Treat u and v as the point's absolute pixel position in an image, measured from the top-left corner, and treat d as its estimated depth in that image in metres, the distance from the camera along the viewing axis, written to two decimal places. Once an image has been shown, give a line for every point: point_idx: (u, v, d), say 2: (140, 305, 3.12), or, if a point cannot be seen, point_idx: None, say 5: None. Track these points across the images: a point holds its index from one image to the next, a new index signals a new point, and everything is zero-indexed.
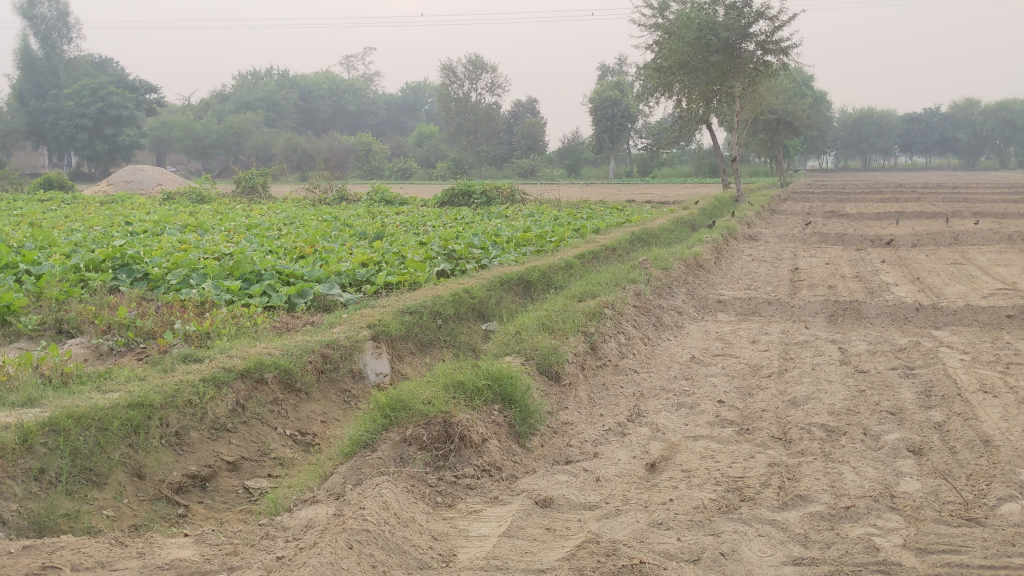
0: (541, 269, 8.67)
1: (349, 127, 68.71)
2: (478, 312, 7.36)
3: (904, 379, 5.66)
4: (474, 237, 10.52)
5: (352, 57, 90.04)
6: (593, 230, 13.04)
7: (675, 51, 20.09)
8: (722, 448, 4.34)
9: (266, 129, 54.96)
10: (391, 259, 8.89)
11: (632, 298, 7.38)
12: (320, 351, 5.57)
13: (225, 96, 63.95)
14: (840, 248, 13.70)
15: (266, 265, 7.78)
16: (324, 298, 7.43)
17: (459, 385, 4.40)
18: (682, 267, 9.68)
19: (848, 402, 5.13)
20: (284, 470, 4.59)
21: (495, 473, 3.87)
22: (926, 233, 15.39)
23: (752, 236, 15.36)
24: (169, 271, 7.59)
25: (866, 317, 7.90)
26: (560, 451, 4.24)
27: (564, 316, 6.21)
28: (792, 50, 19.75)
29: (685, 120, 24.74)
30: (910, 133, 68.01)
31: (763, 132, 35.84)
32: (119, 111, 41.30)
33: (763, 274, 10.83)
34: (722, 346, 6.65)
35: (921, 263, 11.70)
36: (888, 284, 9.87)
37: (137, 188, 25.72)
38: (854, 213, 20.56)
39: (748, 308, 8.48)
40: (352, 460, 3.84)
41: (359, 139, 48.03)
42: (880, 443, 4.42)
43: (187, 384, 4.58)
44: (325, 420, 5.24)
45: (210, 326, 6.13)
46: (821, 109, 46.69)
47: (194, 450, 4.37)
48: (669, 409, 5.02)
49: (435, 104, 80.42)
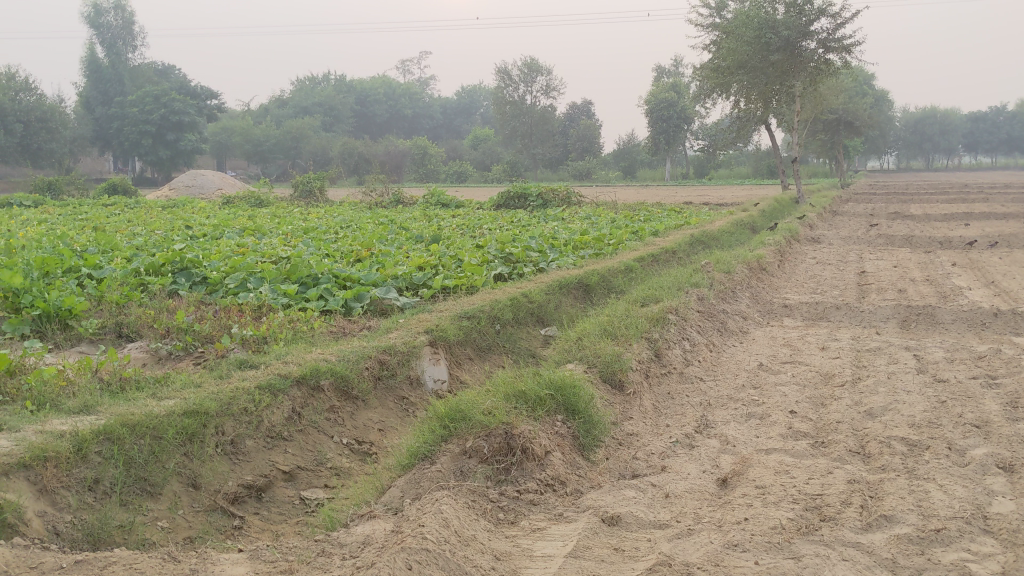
0: (600, 273, 8.48)
1: (405, 131, 69.07)
2: (538, 317, 7.21)
3: (987, 390, 5.36)
4: (531, 239, 10.38)
5: (407, 62, 91.02)
6: (651, 233, 12.82)
7: (734, 51, 19.75)
8: (797, 463, 4.12)
9: (323, 133, 55.51)
10: (448, 262, 8.78)
11: (696, 303, 7.16)
12: (377, 357, 5.46)
13: (283, 101, 64.77)
14: (908, 251, 13.25)
15: (322, 268, 7.72)
16: (380, 302, 7.33)
17: (520, 396, 4.24)
18: (746, 271, 9.43)
19: (929, 414, 4.87)
20: (340, 481, 4.48)
21: (559, 487, 3.70)
22: (998, 234, 14.83)
23: (815, 239, 14.98)
24: (227, 275, 7.57)
25: (941, 323, 7.57)
26: (626, 464, 4.06)
27: (626, 322, 6.01)
28: (855, 48, 19.26)
29: (743, 121, 24.31)
30: (975, 132, 66.17)
31: (823, 133, 35.17)
32: (181, 117, 42.01)
33: (829, 277, 10.51)
34: (790, 353, 6.39)
35: (995, 266, 11.27)
36: (961, 288, 9.49)
37: (198, 192, 26.06)
38: (921, 214, 19.99)
39: (816, 313, 8.19)
40: (410, 473, 3.70)
41: (415, 142, 48.30)
42: (967, 459, 4.17)
43: (243, 391, 4.50)
44: (382, 428, 5.13)
45: (267, 331, 6.08)
46: (883, 109, 45.67)
47: (250, 459, 4.27)
48: (737, 419, 4.81)
49: (490, 107, 80.52)
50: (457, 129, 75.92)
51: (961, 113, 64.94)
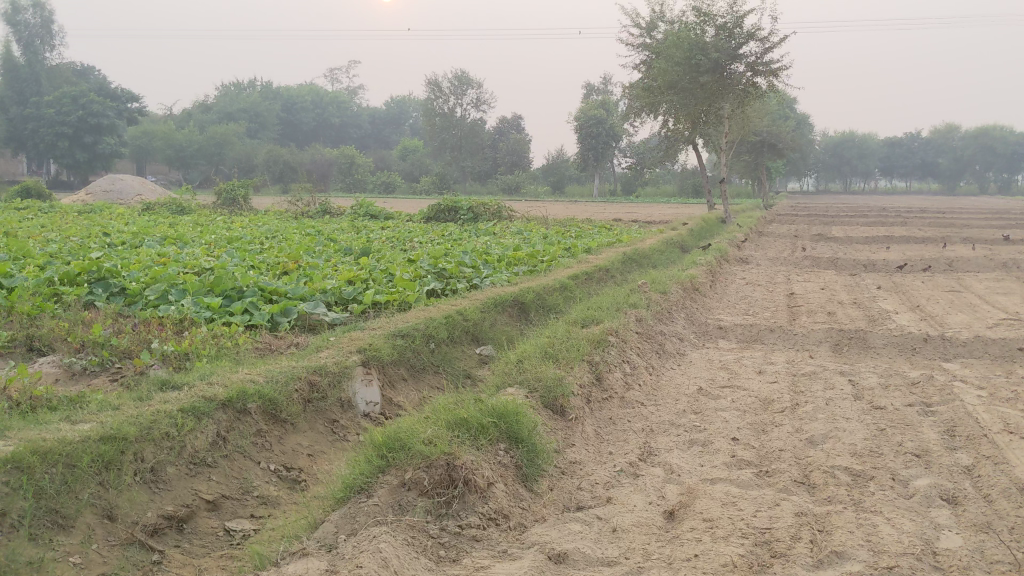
0: (536, 291, 8.35)
1: (332, 140, 68.28)
2: (472, 335, 7.05)
3: (924, 418, 5.36)
4: (464, 254, 10.22)
5: (335, 72, 90.50)
6: (583, 250, 12.77)
7: (665, 71, 19.93)
8: (743, 494, 4.03)
9: (248, 140, 54.54)
10: (379, 277, 8.55)
11: (634, 324, 7.07)
12: (307, 378, 5.23)
13: (207, 106, 63.49)
14: (833, 273, 13.46)
15: (248, 281, 7.43)
16: (308, 317, 7.08)
17: (462, 423, 4.06)
18: (680, 291, 9.42)
19: (870, 442, 4.84)
20: (268, 511, 4.25)
21: (502, 521, 3.54)
22: (919, 258, 15.19)
23: (743, 259, 15.13)
24: (147, 287, 7.24)
25: (873, 347, 7.62)
26: (570, 496, 3.93)
27: (567, 344, 5.89)
28: (781, 72, 19.61)
29: (671, 140, 24.57)
30: (890, 156, 68.30)
31: (747, 154, 35.81)
32: (100, 120, 40.85)
33: (760, 299, 10.57)
34: (728, 376, 6.34)
35: (918, 290, 11.50)
36: (888, 312, 9.63)
37: (116, 198, 25.23)
38: (843, 236, 20.44)
39: (750, 335, 8.18)
40: (345, 506, 3.49)
41: (343, 152, 47.79)
42: (911, 490, 4.14)
43: (163, 414, 4.22)
44: (312, 453, 4.91)
45: (189, 347, 5.79)
46: (804, 132, 46.72)
47: (171, 488, 4.01)
48: (681, 446, 4.71)
49: (419, 118, 80.19)
50: (386, 140, 75.47)
51: (877, 138, 67.04)
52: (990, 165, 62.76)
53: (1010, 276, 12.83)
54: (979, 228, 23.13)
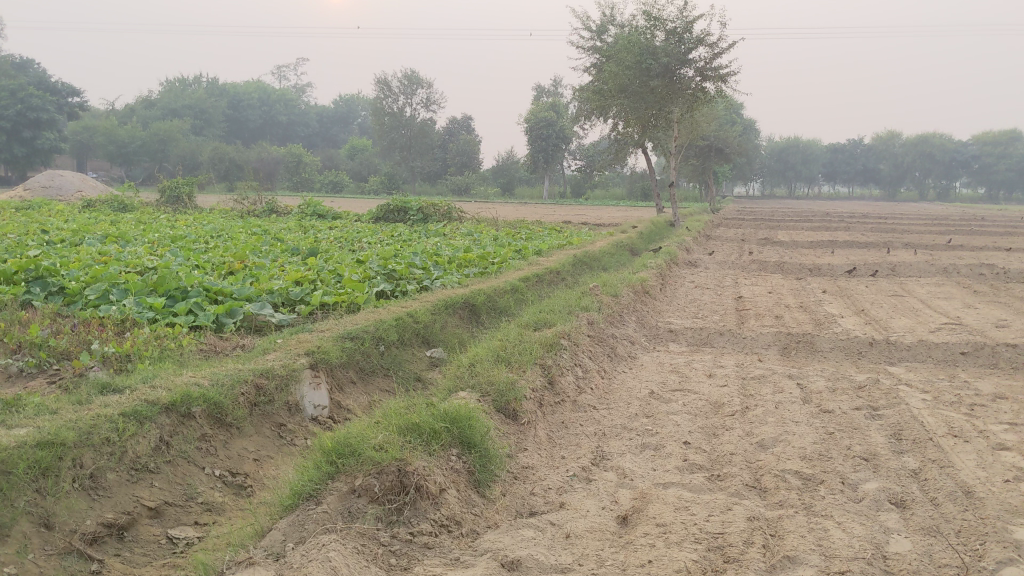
0: (486, 293, 8.30)
1: (279, 138, 67.51)
2: (423, 338, 6.98)
3: (871, 422, 5.42)
4: (414, 256, 10.12)
5: (282, 69, 89.80)
6: (534, 252, 12.76)
7: (616, 75, 20.01)
8: (696, 498, 4.02)
9: (193, 137, 53.67)
10: (327, 277, 8.43)
11: (586, 327, 7.06)
12: (254, 382, 5.13)
13: (151, 102, 62.34)
14: (780, 277, 13.61)
15: (192, 281, 7.26)
16: (255, 318, 6.95)
17: (413, 428, 3.98)
18: (631, 294, 9.44)
19: (819, 445, 4.87)
20: (212, 518, 4.14)
21: (454, 527, 3.49)
22: (863, 263, 15.44)
23: (692, 263, 15.25)
24: (87, 286, 7.04)
25: (820, 351, 7.71)
26: (522, 501, 3.89)
27: (519, 347, 5.85)
28: (730, 77, 19.80)
29: (620, 143, 24.70)
30: (834, 162, 69.45)
31: (695, 158, 36.16)
32: (39, 114, 39.92)
33: (708, 302, 10.65)
34: (679, 380, 6.36)
35: (862, 294, 11.68)
36: (834, 315, 9.76)
37: (55, 194, 24.64)
38: (788, 240, 20.72)
39: (700, 338, 8.22)
40: (293, 514, 3.39)
41: (290, 151, 47.33)
42: (861, 494, 4.17)
43: (104, 419, 4.09)
44: (258, 458, 4.81)
45: (131, 348, 5.65)
46: (751, 137, 47.33)
47: (111, 495, 3.87)
48: (633, 450, 4.70)
49: (368, 117, 79.69)
50: (334, 139, 74.87)
51: (821, 144, 68.22)
52: (929, 171, 64.27)
53: (951, 281, 13.10)
54: (919, 233, 23.61)
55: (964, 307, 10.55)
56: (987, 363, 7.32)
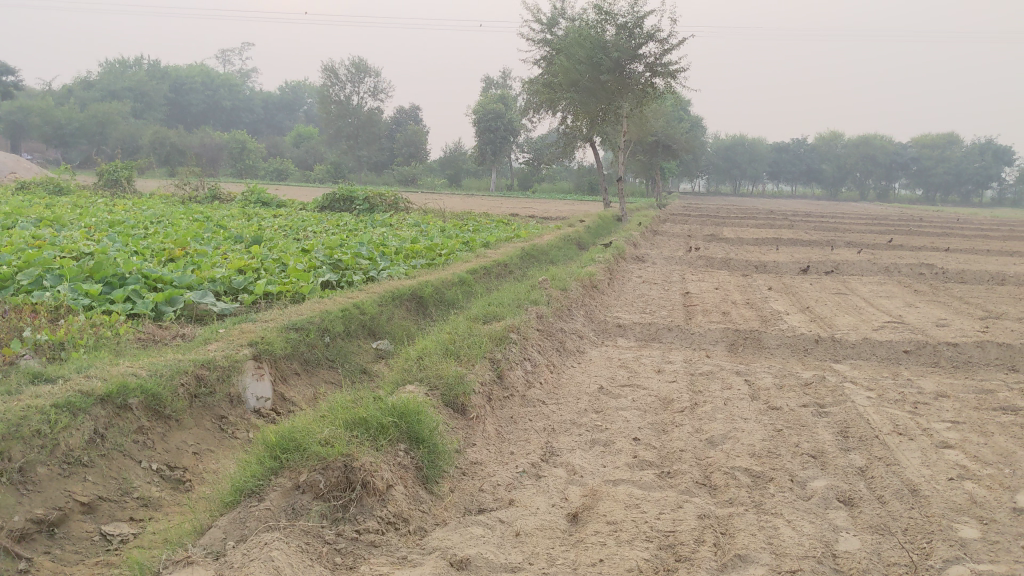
0: (434, 284, 8.19)
1: (223, 123, 66.44)
2: (369, 329, 6.86)
3: (818, 419, 5.44)
4: (360, 246, 9.96)
5: (227, 53, 88.66)
6: (482, 244, 12.67)
7: (566, 68, 19.99)
8: (646, 496, 3.97)
9: (133, 120, 52.57)
10: (271, 266, 8.25)
11: (535, 321, 6.99)
12: (194, 372, 4.97)
13: (90, 83, 60.94)
14: (726, 273, 13.69)
15: (131, 268, 7.04)
16: (195, 307, 6.77)
17: (360, 422, 3.87)
18: (580, 288, 9.40)
19: (767, 443, 4.87)
20: (148, 514, 3.99)
21: (401, 525, 3.39)
22: (807, 261, 15.61)
23: (639, 257, 15.29)
24: (19, 271, 6.80)
25: (767, 348, 7.75)
26: (471, 498, 3.81)
27: (468, 340, 5.77)
28: (679, 74, 19.87)
29: (569, 137, 24.70)
30: (778, 161, 70.29)
31: (643, 154, 36.32)
32: None
33: (656, 297, 10.67)
34: (628, 375, 6.33)
35: (807, 291, 11.80)
36: (780, 312, 9.83)
37: None
38: (734, 237, 20.91)
39: (648, 333, 8.22)
40: (234, 511, 3.26)
41: (234, 137, 46.63)
42: (809, 492, 4.17)
43: (34, 410, 3.91)
44: (198, 452, 4.66)
45: (65, 337, 5.47)
46: (697, 134, 47.78)
47: (41, 490, 3.70)
48: (583, 446, 4.65)
49: (314, 105, 78.85)
50: (280, 126, 74.00)
51: (766, 143, 69.03)
52: (869, 172, 65.38)
53: (893, 280, 13.29)
54: (861, 233, 24.00)
55: (905, 307, 10.70)
56: (929, 361, 7.41)
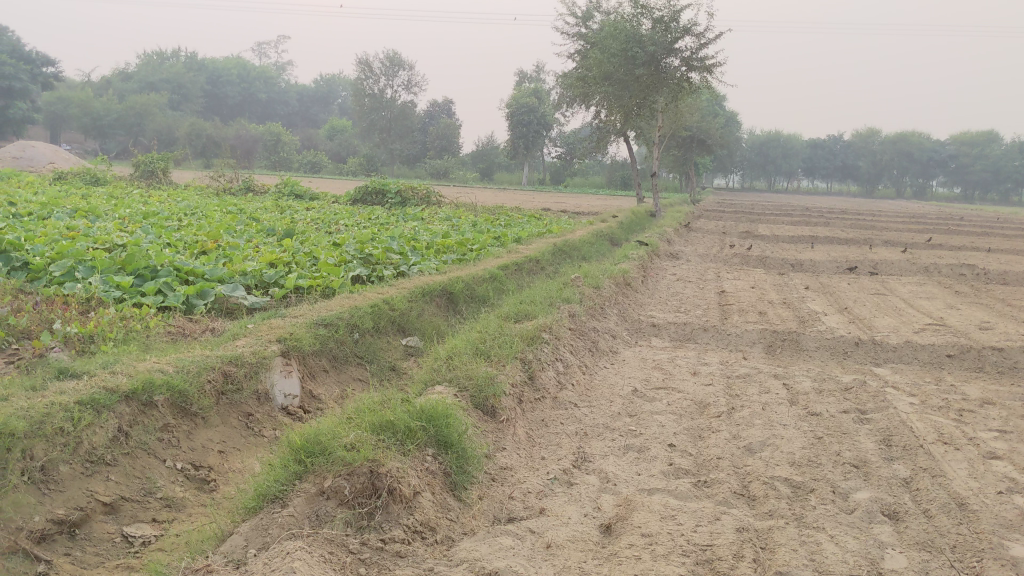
0: (465, 280, 8.08)
1: (258, 116, 66.83)
2: (399, 326, 6.76)
3: (860, 426, 5.25)
4: (391, 240, 9.87)
5: (264, 45, 89.46)
6: (513, 240, 12.53)
7: (601, 62, 19.76)
8: (682, 506, 3.83)
9: (170, 111, 52.96)
10: (302, 260, 8.18)
11: (567, 321, 6.85)
12: (221, 369, 4.89)
13: (127, 74, 61.52)
14: (762, 272, 13.46)
15: (162, 260, 6.99)
16: (226, 300, 6.71)
17: (387, 426, 3.76)
18: (613, 286, 9.26)
19: (808, 451, 4.70)
20: (171, 515, 3.91)
21: (428, 534, 3.28)
22: (845, 260, 15.31)
23: (673, 254, 15.09)
24: (52, 262, 6.77)
25: (805, 350, 7.56)
26: (501, 506, 3.69)
27: (499, 340, 5.65)
28: (715, 69, 19.60)
29: (603, 132, 24.48)
30: (813, 158, 69.48)
31: (676, 149, 35.95)
32: (11, 83, 39.15)
33: (690, 295, 10.50)
34: (662, 377, 6.18)
35: (845, 291, 11.56)
36: (817, 313, 9.61)
37: (27, 165, 24.19)
38: (769, 234, 20.62)
39: (683, 334, 8.04)
40: (256, 517, 3.16)
41: (269, 129, 46.88)
42: (852, 505, 4.00)
43: (58, 408, 3.83)
44: (223, 450, 4.58)
45: (94, 329, 5.42)
46: (731, 129, 47.27)
47: (63, 489, 3.63)
48: (616, 452, 4.51)
49: (348, 98, 79.16)
50: (314, 118, 74.36)
51: (801, 139, 68.24)
52: (907, 170, 64.37)
53: (933, 281, 13.00)
54: (899, 231, 23.55)
55: (947, 308, 10.45)
56: (974, 367, 7.18)
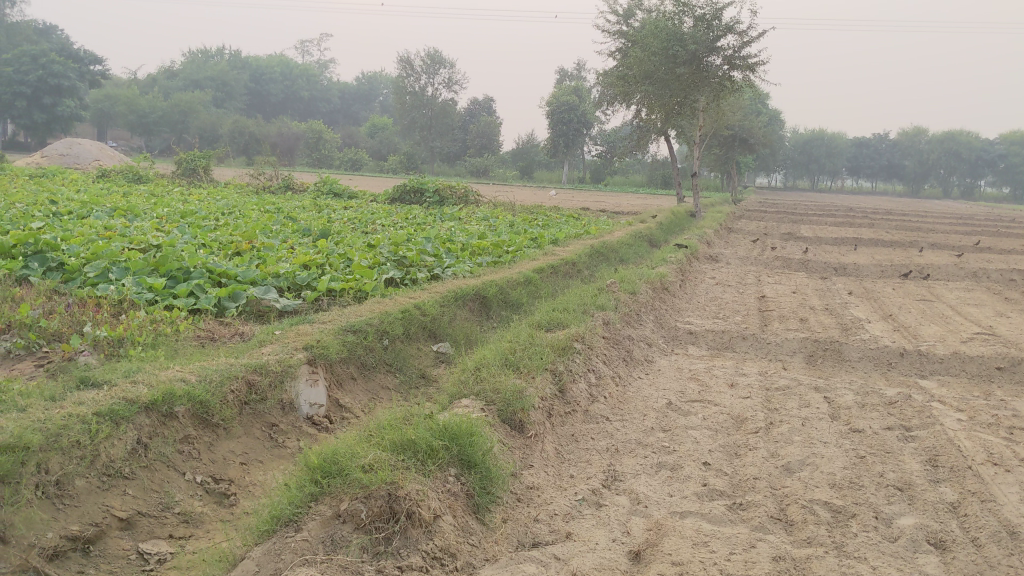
0: (498, 284, 7.94)
1: (301, 114, 67.28)
2: (429, 332, 6.65)
3: (904, 445, 5.03)
4: (425, 241, 9.75)
5: (306, 42, 90.50)
6: (550, 241, 12.37)
7: (641, 60, 19.50)
8: (716, 531, 3.67)
9: (213, 109, 53.41)
10: (336, 262, 8.08)
11: (601, 329, 6.69)
12: (245, 378, 4.79)
13: (173, 72, 62.20)
14: (805, 276, 13.18)
15: (195, 262, 6.91)
16: (258, 302, 6.63)
17: (408, 445, 3.63)
18: (649, 291, 9.07)
19: (849, 472, 4.50)
20: (189, 531, 3.82)
21: (447, 561, 3.15)
22: (890, 263, 14.95)
23: (713, 257, 14.85)
24: (87, 262, 6.72)
25: (848, 360, 7.32)
26: (525, 529, 3.56)
27: (530, 351, 5.50)
28: (758, 67, 19.28)
29: (643, 131, 24.23)
30: (857, 157, 68.49)
31: (717, 147, 35.57)
32: (60, 81, 39.68)
33: (730, 301, 10.28)
34: (699, 389, 5.99)
35: (890, 297, 11.26)
36: (860, 320, 9.34)
37: (73, 162, 24.48)
38: (812, 236, 20.26)
39: (721, 342, 7.84)
40: (269, 541, 3.06)
41: (310, 126, 47.14)
42: (896, 533, 3.79)
43: (75, 420, 3.75)
44: (245, 462, 4.50)
45: (123, 332, 5.35)
46: (774, 128, 46.64)
47: (79, 504, 3.55)
48: (647, 471, 4.35)
49: (390, 95, 79.46)
50: (355, 116, 74.71)
51: (846, 138, 67.28)
52: (954, 169, 63.14)
53: (981, 287, 12.63)
54: (945, 233, 23.04)
55: (996, 316, 10.13)
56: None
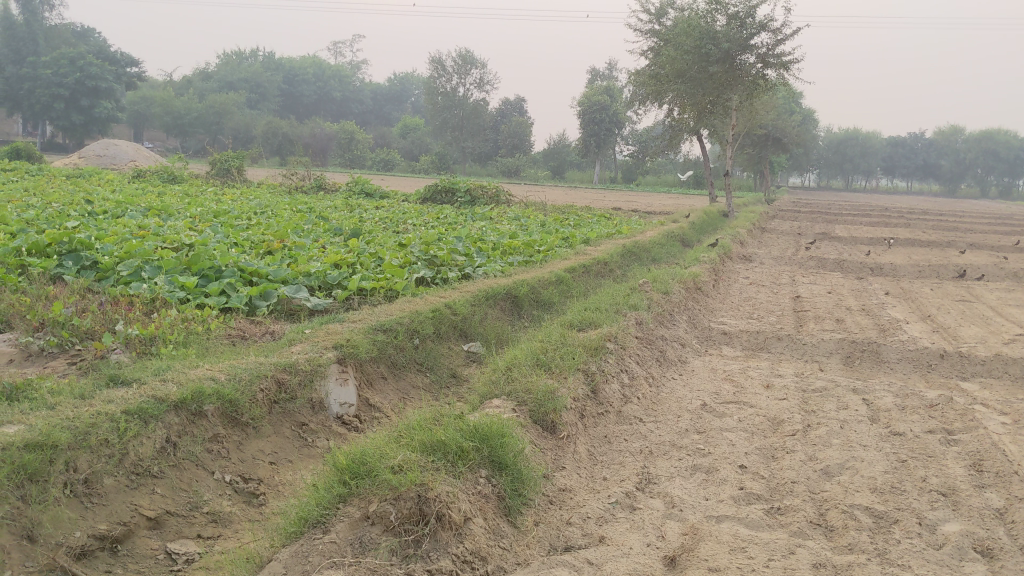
0: (529, 284, 7.86)
1: (333, 114, 67.59)
2: (460, 331, 6.59)
3: (947, 448, 4.89)
4: (456, 241, 9.69)
5: (339, 44, 91.03)
6: (581, 241, 12.27)
7: (674, 59, 19.32)
8: (753, 537, 3.56)
9: (247, 109, 53.75)
10: (366, 260, 8.03)
11: (634, 329, 6.60)
12: (275, 377, 4.75)
13: (208, 75, 62.79)
14: (841, 276, 12.95)
15: (227, 260, 6.89)
16: (289, 302, 6.59)
17: (438, 446, 3.56)
18: (682, 290, 8.96)
19: (890, 475, 4.38)
20: (217, 531, 3.79)
21: (478, 565, 3.09)
22: (927, 263, 14.69)
23: (746, 257, 14.67)
24: (120, 262, 6.72)
25: (886, 362, 7.16)
26: (557, 533, 3.49)
27: (561, 351, 5.42)
28: (792, 65, 19.04)
29: (676, 130, 24.06)
30: (892, 157, 67.61)
31: (750, 147, 35.27)
32: (97, 82, 40.15)
33: (764, 301, 10.14)
34: (734, 390, 5.88)
35: (928, 298, 11.03)
36: (898, 321, 9.16)
37: (109, 162, 24.74)
38: (847, 235, 19.98)
39: (756, 343, 7.71)
40: (297, 543, 3.01)
41: (343, 127, 47.34)
42: (941, 540, 3.67)
43: (104, 418, 3.71)
44: (275, 461, 4.47)
45: (155, 331, 5.32)
46: (806, 127, 46.09)
47: (107, 503, 3.52)
48: (682, 473, 4.26)
49: (421, 96, 79.67)
50: (386, 116, 74.87)
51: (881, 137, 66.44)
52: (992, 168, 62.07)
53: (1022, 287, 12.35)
54: (983, 233, 22.71)
55: None
56: None
